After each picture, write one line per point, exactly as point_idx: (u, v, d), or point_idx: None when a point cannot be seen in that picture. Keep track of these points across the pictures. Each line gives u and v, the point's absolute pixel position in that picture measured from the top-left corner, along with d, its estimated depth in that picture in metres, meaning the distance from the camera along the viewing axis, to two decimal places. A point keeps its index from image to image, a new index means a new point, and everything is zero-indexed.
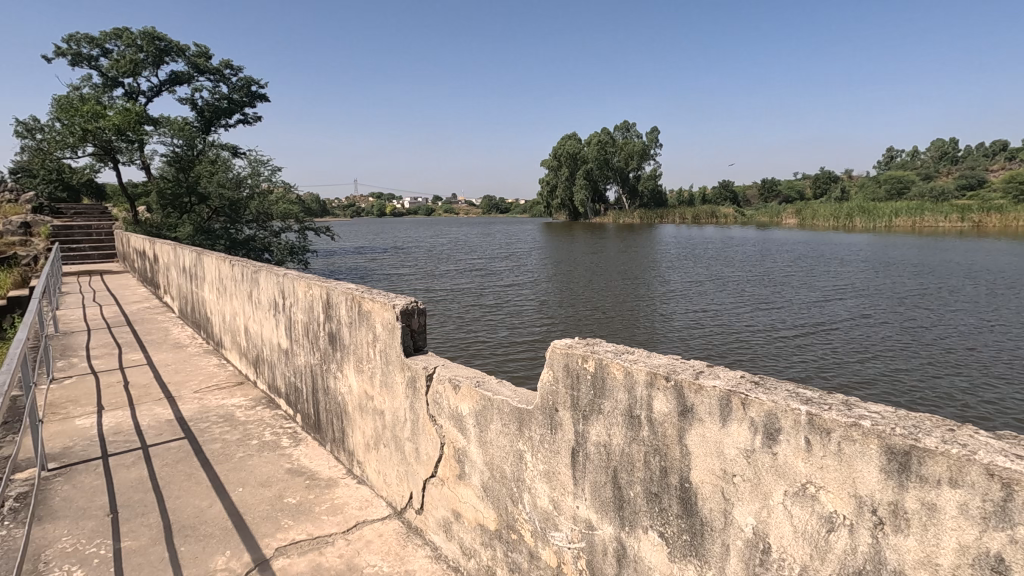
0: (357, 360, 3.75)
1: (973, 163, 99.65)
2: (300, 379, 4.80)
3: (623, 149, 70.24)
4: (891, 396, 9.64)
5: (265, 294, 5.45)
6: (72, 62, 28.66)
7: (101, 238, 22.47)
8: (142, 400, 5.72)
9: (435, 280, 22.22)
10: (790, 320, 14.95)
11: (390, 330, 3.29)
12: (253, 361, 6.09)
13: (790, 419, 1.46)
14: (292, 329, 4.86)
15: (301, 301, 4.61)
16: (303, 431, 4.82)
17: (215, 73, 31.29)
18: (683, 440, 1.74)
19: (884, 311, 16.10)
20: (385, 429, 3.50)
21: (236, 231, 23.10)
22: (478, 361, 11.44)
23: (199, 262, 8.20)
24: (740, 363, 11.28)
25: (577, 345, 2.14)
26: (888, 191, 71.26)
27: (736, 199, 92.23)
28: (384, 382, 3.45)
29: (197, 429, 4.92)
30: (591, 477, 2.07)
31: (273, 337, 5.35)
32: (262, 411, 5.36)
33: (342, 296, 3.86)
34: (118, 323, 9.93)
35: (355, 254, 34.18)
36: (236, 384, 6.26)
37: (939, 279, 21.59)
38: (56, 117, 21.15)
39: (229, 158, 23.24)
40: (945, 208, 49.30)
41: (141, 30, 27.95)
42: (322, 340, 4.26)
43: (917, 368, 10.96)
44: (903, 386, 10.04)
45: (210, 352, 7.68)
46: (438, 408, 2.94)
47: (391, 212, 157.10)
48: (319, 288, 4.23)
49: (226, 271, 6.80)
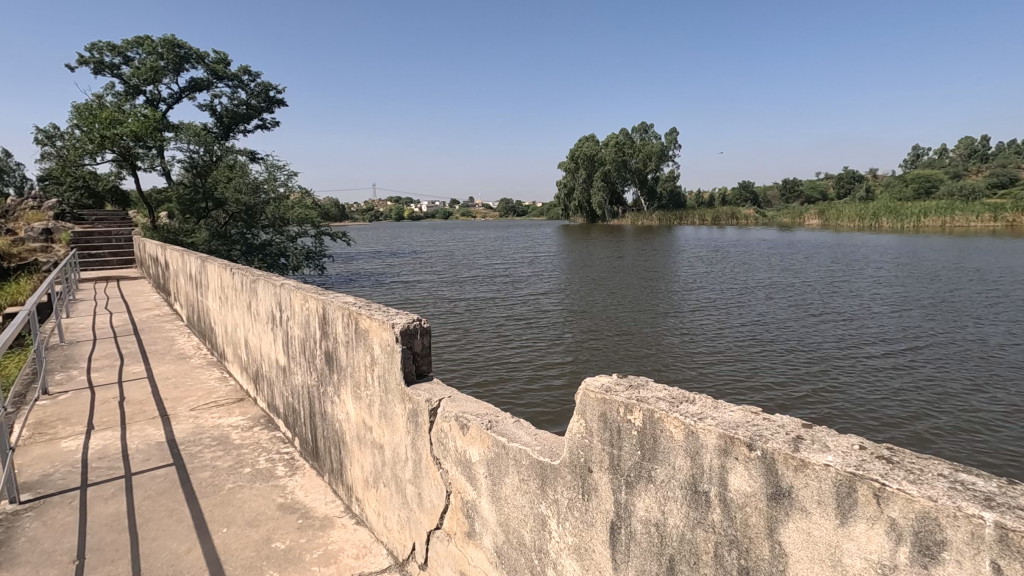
0: (354, 385, 3.29)
1: (1003, 160, 96.39)
2: (298, 401, 4.36)
3: (641, 150, 69.18)
4: (938, 410, 8.90)
5: (264, 306, 5.03)
6: (95, 71, 29.07)
7: (120, 244, 22.55)
8: (135, 419, 5.34)
9: (452, 287, 21.80)
10: (825, 329, 14.16)
11: (389, 353, 2.82)
12: (253, 377, 5.68)
13: (964, 528, 0.96)
14: (289, 345, 4.43)
15: (298, 315, 4.18)
16: (301, 458, 4.38)
17: (234, 79, 31.44)
18: (774, 535, 1.23)
19: (925, 318, 15.22)
20: (384, 466, 3.04)
21: (253, 237, 22.99)
22: (497, 371, 10.92)
23: (204, 270, 7.86)
24: (778, 376, 10.55)
25: (617, 388, 1.64)
26: (915, 190, 69.27)
27: (757, 199, 90.48)
28: (383, 413, 2.98)
29: (187, 454, 4.50)
30: (637, 563, 1.57)
31: (272, 352, 4.93)
32: (260, 433, 4.94)
33: (338, 311, 3.41)
34: (125, 332, 9.66)
35: (372, 260, 34.00)
36: (237, 400, 5.86)
37: (978, 284, 20.51)
38: (76, 124, 21.30)
39: (246, 163, 23.02)
40: (976, 208, 47.51)
41: (161, 37, 28.19)
42: (319, 359, 3.82)
43: (962, 380, 10.21)
44: (951, 399, 9.29)
45: (214, 365, 7.32)
46: (444, 450, 2.46)
47: (409, 215, 157.74)
48: (315, 301, 3.79)
49: (227, 279, 6.43)
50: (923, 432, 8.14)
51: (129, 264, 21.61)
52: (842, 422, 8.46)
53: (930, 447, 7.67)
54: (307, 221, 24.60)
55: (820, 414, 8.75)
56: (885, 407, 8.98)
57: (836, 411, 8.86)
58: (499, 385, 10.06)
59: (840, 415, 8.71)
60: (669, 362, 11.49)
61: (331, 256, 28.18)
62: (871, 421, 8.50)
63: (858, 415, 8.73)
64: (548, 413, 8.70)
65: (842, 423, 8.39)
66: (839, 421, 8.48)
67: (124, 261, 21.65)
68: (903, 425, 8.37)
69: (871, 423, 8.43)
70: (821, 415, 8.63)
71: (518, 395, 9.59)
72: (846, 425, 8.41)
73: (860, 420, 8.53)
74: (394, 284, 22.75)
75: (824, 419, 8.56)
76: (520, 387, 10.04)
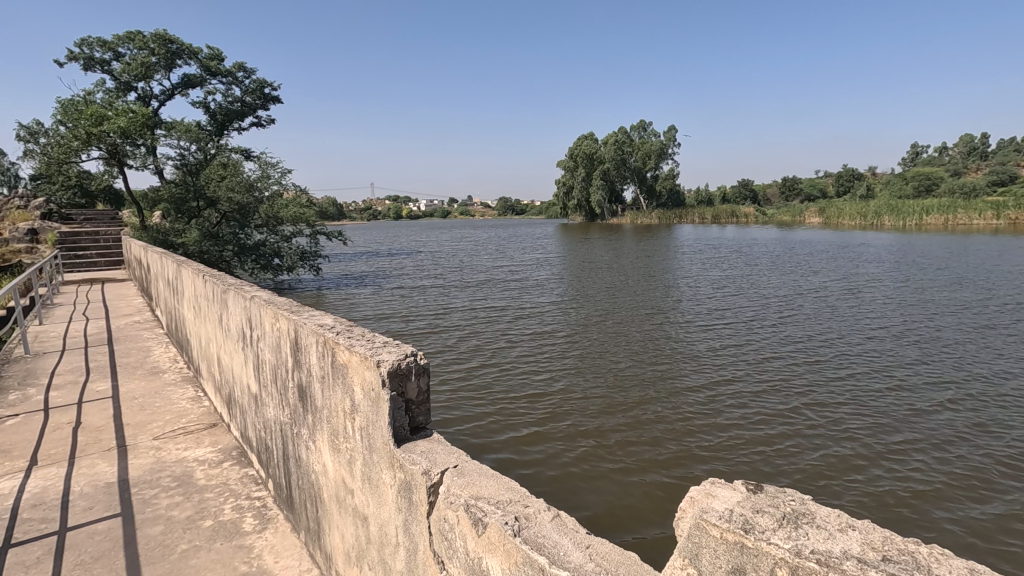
0: (331, 434, 2.57)
1: (1003, 157, 95.06)
2: (270, 438, 3.62)
3: (640, 149, 68.06)
4: (980, 408, 8.15)
5: (233, 322, 4.33)
6: (85, 67, 28.28)
7: (108, 245, 21.70)
8: (87, 452, 4.61)
9: (447, 287, 21.07)
10: (837, 327, 13.47)
11: (373, 401, 2.11)
12: (226, 400, 4.95)
13: None
14: (261, 372, 3.70)
15: (268, 337, 3.45)
16: (274, 506, 3.65)
17: (228, 75, 30.65)
18: None
19: (938, 316, 14.49)
20: (368, 544, 2.31)
21: (246, 236, 22.18)
22: (497, 370, 10.25)
23: (179, 276, 7.13)
24: (799, 372, 9.83)
25: (788, 528, 1.06)
26: (915, 188, 68.19)
27: (756, 198, 89.46)
28: (367, 478, 2.27)
29: (139, 501, 3.76)
30: None
31: (242, 377, 4.21)
32: (230, 470, 4.21)
33: (311, 337, 2.70)
34: (97, 342, 8.86)
35: (366, 260, 33.27)
36: (207, 426, 5.12)
37: (986, 282, 19.74)
38: (62, 121, 20.48)
39: (239, 160, 22.14)
40: (979, 206, 46.37)
41: (153, 32, 27.39)
42: (291, 394, 3.10)
43: (995, 377, 9.52)
44: (989, 396, 8.60)
45: (188, 381, 6.58)
46: (449, 549, 1.73)
47: (407, 215, 157.27)
48: (286, 322, 3.07)
49: (200, 287, 5.72)
50: (974, 431, 7.37)
51: (117, 265, 20.78)
52: (885, 420, 7.66)
53: (990, 450, 6.87)
54: (301, 220, 23.73)
55: (859, 413, 7.95)
56: (919, 404, 8.27)
57: (875, 410, 8.08)
58: (506, 386, 9.29)
59: (882, 414, 7.91)
60: (680, 360, 10.78)
61: (326, 257, 27.33)
62: (918, 421, 7.68)
63: (902, 415, 7.93)
64: (561, 419, 7.94)
65: (884, 422, 7.62)
66: (881, 421, 7.69)
67: (112, 262, 20.84)
68: (941, 421, 7.65)
69: (906, 419, 7.69)
70: (852, 413, 7.90)
71: (525, 397, 8.82)
72: (885, 421, 7.64)
73: (896, 416, 7.80)
74: (388, 285, 22.00)
75: (865, 418, 7.76)
76: (529, 386, 9.28)
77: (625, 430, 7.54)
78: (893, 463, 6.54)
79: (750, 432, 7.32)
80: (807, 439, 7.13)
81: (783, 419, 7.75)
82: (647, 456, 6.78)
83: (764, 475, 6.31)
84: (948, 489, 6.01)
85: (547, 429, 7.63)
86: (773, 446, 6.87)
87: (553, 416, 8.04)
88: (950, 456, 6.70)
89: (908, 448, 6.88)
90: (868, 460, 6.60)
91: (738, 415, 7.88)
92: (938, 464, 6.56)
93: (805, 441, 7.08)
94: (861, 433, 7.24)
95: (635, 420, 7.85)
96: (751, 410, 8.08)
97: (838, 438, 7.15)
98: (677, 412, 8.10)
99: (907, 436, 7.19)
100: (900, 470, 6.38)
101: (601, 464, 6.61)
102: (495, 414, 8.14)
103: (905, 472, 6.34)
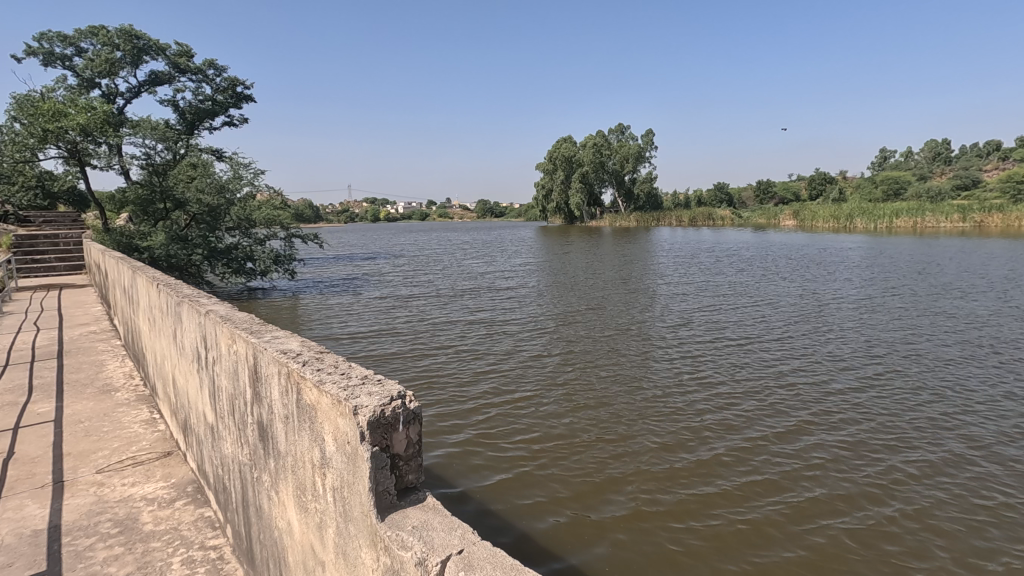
0: (298, 488, 2.07)
1: (966, 163, 97.83)
2: (228, 477, 3.09)
3: (619, 151, 68.04)
4: (965, 409, 8.12)
5: (188, 340, 3.78)
6: (46, 63, 27.01)
7: (68, 248, 20.51)
8: (15, 490, 3.99)
9: (426, 292, 20.55)
10: (817, 330, 13.40)
11: (350, 458, 1.63)
12: (182, 427, 4.38)
13: None
14: (217, 400, 3.17)
15: (225, 360, 2.92)
16: (233, 560, 3.11)
17: (199, 73, 29.62)
18: None
19: (911, 319, 14.60)
20: None
21: (216, 240, 21.18)
22: (481, 375, 9.77)
23: (135, 284, 6.49)
24: (785, 376, 9.63)
25: None
26: (884, 193, 69.75)
27: (731, 201, 90.48)
28: (342, 553, 1.77)
29: (70, 555, 3.18)
30: None
31: (199, 403, 3.66)
32: (183, 511, 3.66)
33: (272, 366, 2.20)
34: (46, 355, 8.12)
35: (342, 263, 32.43)
36: (160, 456, 4.53)
37: (953, 284, 20.12)
38: (17, 117, 19.30)
39: (210, 160, 21.23)
40: (946, 208, 47.47)
41: (118, 27, 26.25)
42: (251, 431, 2.57)
43: (976, 379, 9.54)
44: (972, 398, 8.58)
45: (143, 401, 5.95)
46: None
47: (385, 217, 156.05)
48: (244, 344, 2.56)
49: (154, 297, 5.13)
50: (961, 432, 7.29)
51: (78, 270, 19.69)
52: (889, 427, 7.42)
53: (978, 449, 6.79)
54: (276, 223, 22.65)
55: (851, 416, 7.77)
56: (905, 407, 8.19)
57: (877, 414, 7.84)
58: (495, 393, 8.81)
59: (885, 419, 7.67)
60: (666, 363, 10.48)
61: (300, 260, 26.49)
62: (914, 424, 7.52)
63: (889, 416, 7.82)
64: (555, 426, 7.48)
65: (873, 424, 7.49)
66: (878, 424, 7.49)
67: (73, 267, 19.75)
68: (927, 423, 7.57)
69: (893, 421, 7.60)
70: (841, 417, 7.74)
71: (511, 403, 8.37)
72: (874, 424, 7.51)
73: (883, 418, 7.70)
74: (365, 290, 21.34)
75: (868, 424, 7.50)
76: (520, 393, 8.83)
77: (622, 435, 7.15)
78: (905, 469, 6.26)
79: (750, 438, 7.03)
80: (812, 443, 6.84)
81: (783, 424, 7.47)
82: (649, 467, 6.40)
83: (771, 481, 5.99)
84: (967, 497, 5.72)
85: (540, 437, 7.16)
86: (766, 452, 6.64)
87: (546, 422, 7.60)
88: (960, 463, 6.45)
89: (897, 448, 6.76)
90: (878, 467, 6.32)
91: (739, 420, 7.56)
92: (927, 464, 6.43)
93: (811, 448, 6.77)
94: (850, 436, 7.09)
95: (633, 426, 7.47)
96: (742, 415, 7.82)
97: (845, 445, 6.87)
98: (676, 416, 7.74)
99: (896, 438, 7.06)
100: (914, 476, 6.11)
101: (598, 473, 6.19)
102: (485, 419, 7.66)
103: (898, 473, 6.18)
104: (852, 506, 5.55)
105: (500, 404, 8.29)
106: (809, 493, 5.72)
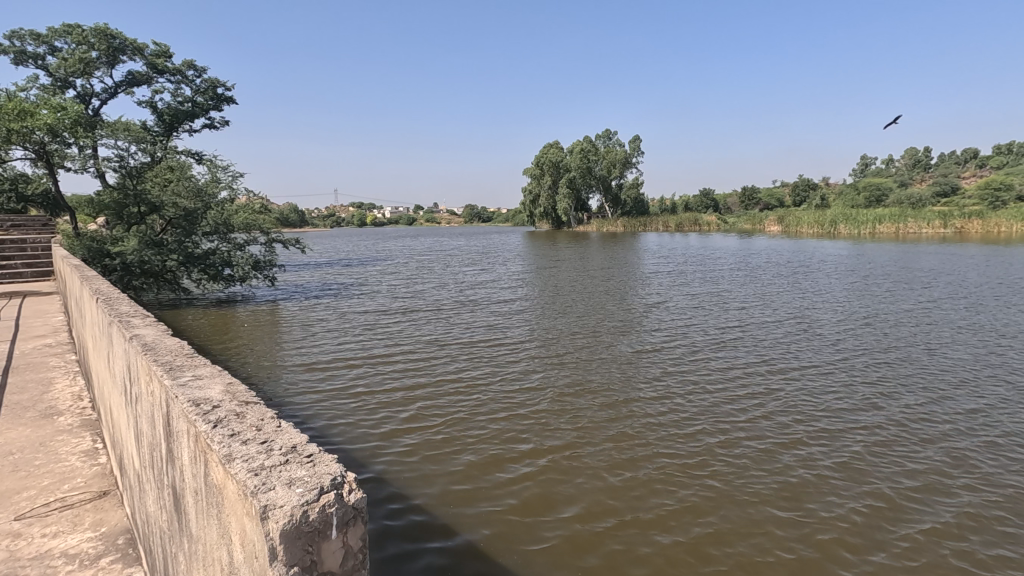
0: None
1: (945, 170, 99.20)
2: (151, 540, 2.53)
3: (606, 157, 67.89)
4: (957, 423, 7.96)
5: (118, 367, 3.21)
6: (16, 61, 25.97)
7: (36, 252, 19.54)
8: None
9: (408, 302, 19.90)
10: (811, 340, 13.07)
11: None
12: (119, 464, 3.81)
13: None
14: (140, 443, 2.62)
15: (145, 399, 2.38)
16: None
17: (178, 74, 28.78)
18: None
19: (902, 328, 14.36)
20: None
21: (193, 246, 20.33)
22: (465, 392, 9.29)
23: (83, 297, 5.89)
24: (779, 390, 9.32)
25: None
26: (866, 199, 70.37)
27: (716, 206, 90.69)
28: None
29: None
30: None
31: (127, 443, 3.08)
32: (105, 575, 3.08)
33: (180, 420, 1.67)
34: None
35: (325, 270, 31.57)
36: (95, 497, 3.94)
37: (939, 292, 19.98)
38: None
39: (188, 163, 20.50)
40: (928, 214, 47.73)
41: (93, 25, 25.37)
42: (167, 495, 2.04)
43: (968, 390, 9.38)
44: (966, 411, 8.42)
45: (88, 428, 5.35)
46: None
47: (368, 221, 154.41)
48: (157, 384, 2.03)
49: (95, 315, 4.55)
50: (955, 449, 7.11)
51: (45, 276, 18.76)
52: (889, 446, 7.16)
53: (973, 468, 6.62)
54: (255, 228, 21.72)
55: (845, 434, 7.54)
56: (898, 421, 7.98)
57: (878, 434, 7.54)
58: (480, 412, 8.36)
59: (878, 436, 7.46)
60: (657, 376, 10.09)
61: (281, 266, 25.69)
62: (909, 441, 7.31)
63: (883, 432, 7.60)
64: (542, 449, 7.08)
65: (867, 443, 7.25)
66: (873, 443, 7.26)
67: (39, 273, 18.80)
68: (920, 439, 7.38)
69: (887, 438, 7.40)
70: (835, 435, 7.50)
71: (496, 424, 7.91)
72: (869, 443, 7.27)
73: (876, 436, 7.47)
74: (345, 300, 20.64)
75: (864, 442, 7.28)
76: (506, 412, 8.39)
77: (616, 461, 6.75)
78: (903, 493, 6.04)
79: (743, 461, 6.73)
80: (806, 467, 6.58)
81: (778, 444, 7.17)
82: (641, 494, 6.03)
83: (765, 510, 5.70)
84: (986, 530, 5.40)
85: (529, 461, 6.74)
86: (760, 476, 6.35)
87: (537, 447, 7.11)
88: (969, 488, 6.17)
89: (891, 469, 6.53)
90: (889, 495, 5.96)
91: (737, 443, 7.21)
92: (923, 485, 6.23)
93: (814, 473, 6.45)
94: (844, 456, 6.86)
95: (629, 450, 7.04)
96: (733, 434, 7.52)
97: (841, 467, 6.62)
98: (669, 437, 7.40)
99: (890, 458, 6.83)
100: (914, 501, 5.88)
101: (587, 506, 5.80)
102: (470, 445, 7.20)
103: (894, 498, 5.94)
104: (852, 534, 5.31)
105: (486, 425, 7.84)
106: (805, 524, 5.46)
